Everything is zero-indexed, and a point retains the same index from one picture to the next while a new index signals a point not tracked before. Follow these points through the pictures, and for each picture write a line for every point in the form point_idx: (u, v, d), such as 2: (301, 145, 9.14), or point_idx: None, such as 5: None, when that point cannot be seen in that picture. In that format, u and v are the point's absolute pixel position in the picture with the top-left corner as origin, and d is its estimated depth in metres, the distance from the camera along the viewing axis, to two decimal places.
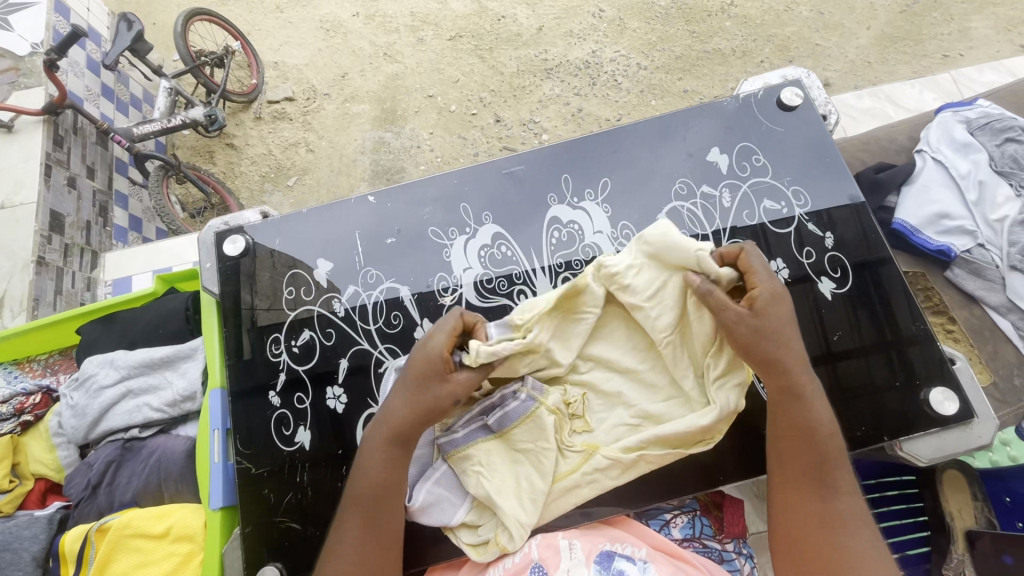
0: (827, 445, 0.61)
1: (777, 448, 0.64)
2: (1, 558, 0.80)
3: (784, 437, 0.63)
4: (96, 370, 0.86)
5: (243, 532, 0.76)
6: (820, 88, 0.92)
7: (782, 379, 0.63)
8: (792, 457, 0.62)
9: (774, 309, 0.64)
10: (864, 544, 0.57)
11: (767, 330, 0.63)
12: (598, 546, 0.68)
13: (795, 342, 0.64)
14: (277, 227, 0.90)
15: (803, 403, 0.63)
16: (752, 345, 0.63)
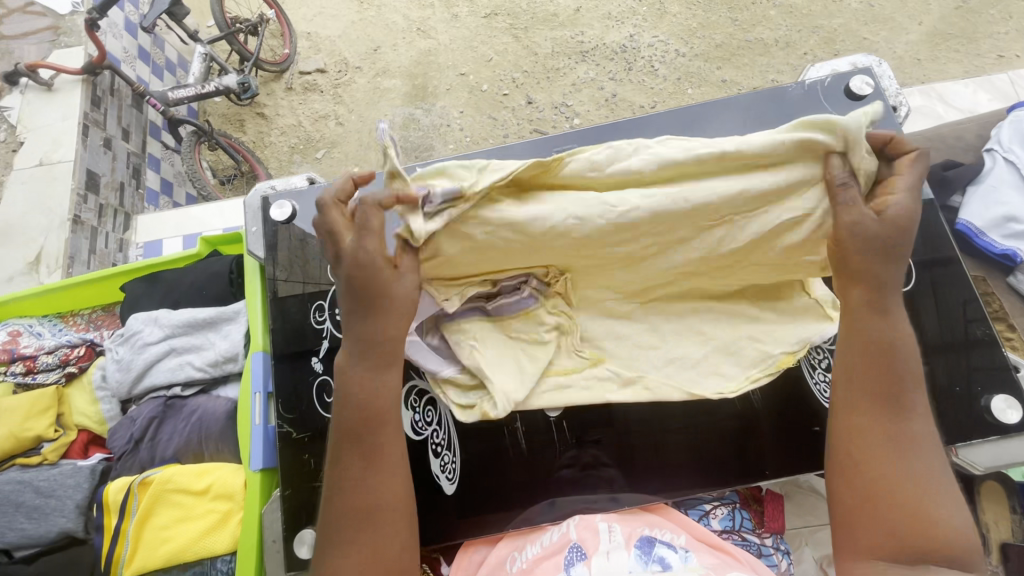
0: (908, 371, 0.55)
1: (847, 366, 0.56)
2: (46, 503, 0.83)
3: (864, 352, 0.55)
4: (141, 327, 0.87)
5: (282, 496, 0.76)
6: (891, 78, 0.89)
7: (871, 294, 0.56)
8: (867, 376, 0.55)
9: (902, 218, 0.55)
10: (928, 470, 0.52)
11: (880, 242, 0.55)
12: (638, 533, 0.66)
13: (902, 260, 0.56)
14: (324, 194, 0.90)
15: (886, 322, 0.55)
16: (856, 255, 0.55)
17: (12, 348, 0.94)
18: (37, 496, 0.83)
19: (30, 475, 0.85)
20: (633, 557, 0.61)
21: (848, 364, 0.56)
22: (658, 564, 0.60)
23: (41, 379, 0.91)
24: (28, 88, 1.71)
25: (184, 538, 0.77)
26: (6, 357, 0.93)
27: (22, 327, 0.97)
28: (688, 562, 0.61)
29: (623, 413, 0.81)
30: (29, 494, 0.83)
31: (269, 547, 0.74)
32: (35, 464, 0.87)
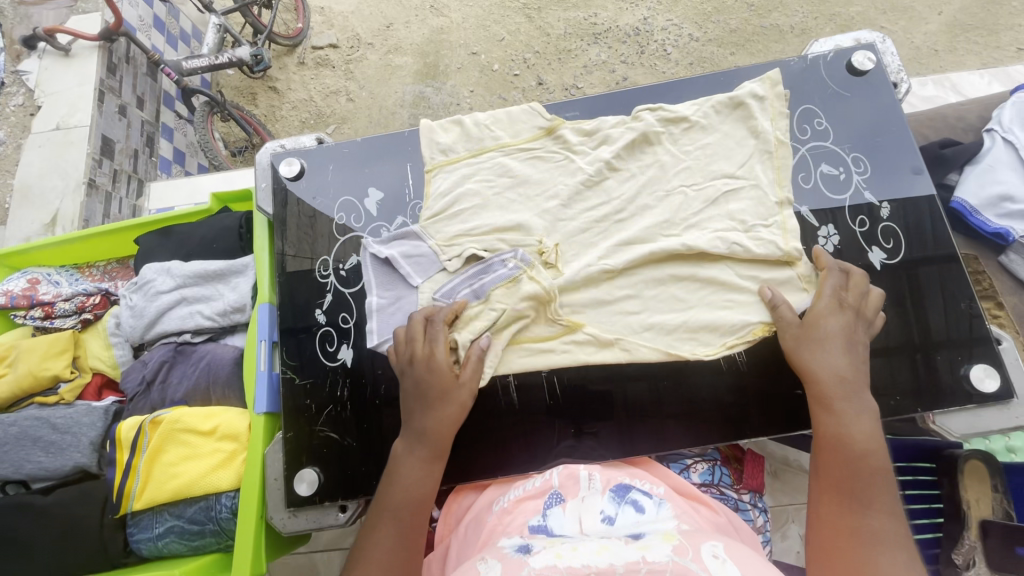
0: (869, 460, 0.62)
1: (816, 461, 0.66)
2: (63, 439, 0.88)
3: (822, 449, 0.65)
4: (153, 276, 0.91)
5: (284, 437, 0.81)
6: (894, 54, 0.89)
7: (829, 390, 0.67)
8: (829, 469, 0.63)
9: (826, 322, 0.70)
10: (894, 566, 0.56)
11: (817, 342, 0.69)
12: (616, 479, 0.70)
13: (841, 355, 0.68)
14: (332, 154, 0.93)
15: (849, 414, 0.65)
16: (800, 354, 0.70)
17: (31, 295, 0.97)
18: (54, 432, 0.88)
19: (47, 412, 0.90)
20: (608, 499, 0.66)
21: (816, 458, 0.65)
22: (630, 505, 0.65)
23: (58, 325, 0.96)
24: (47, 53, 1.76)
25: (192, 474, 0.81)
26: (25, 303, 0.97)
27: (40, 276, 1.01)
28: (660, 509, 0.65)
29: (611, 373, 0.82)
30: (46, 430, 0.88)
31: (271, 486, 0.79)
32: (52, 403, 0.91)
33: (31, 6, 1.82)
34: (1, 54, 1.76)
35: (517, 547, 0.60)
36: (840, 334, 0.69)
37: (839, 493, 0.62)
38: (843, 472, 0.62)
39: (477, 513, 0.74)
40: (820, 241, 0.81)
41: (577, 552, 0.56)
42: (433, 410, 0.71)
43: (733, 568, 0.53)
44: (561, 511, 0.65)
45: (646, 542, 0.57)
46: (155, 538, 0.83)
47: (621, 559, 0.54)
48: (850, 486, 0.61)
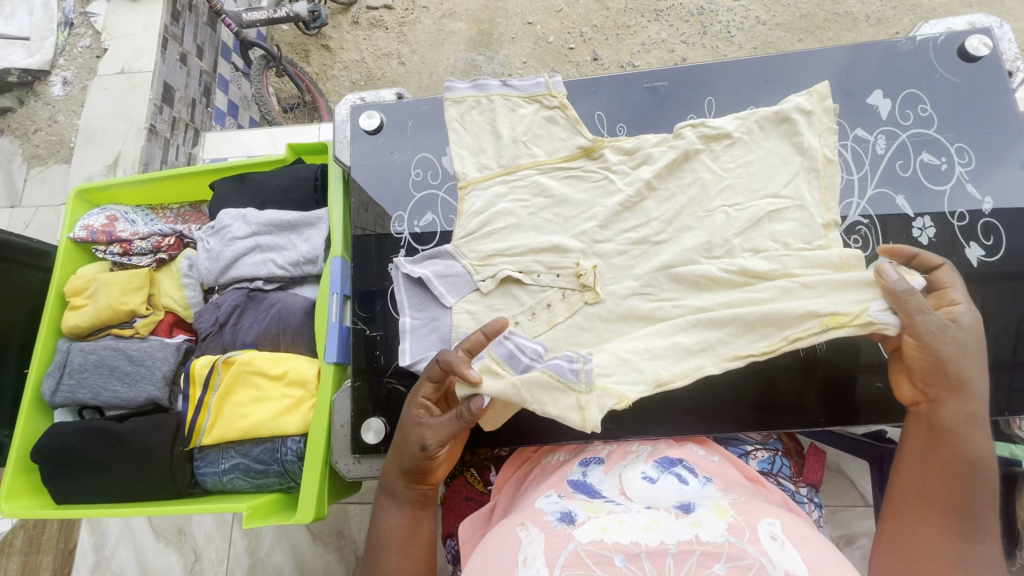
0: (984, 484, 0.62)
1: (925, 467, 0.64)
2: (137, 370, 0.91)
3: (940, 461, 0.63)
4: (230, 222, 0.93)
5: (353, 385, 0.82)
6: (1011, 41, 0.83)
7: (969, 408, 0.64)
8: (941, 482, 0.63)
9: (971, 331, 0.66)
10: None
11: (960, 346, 0.65)
12: (664, 453, 0.74)
13: (980, 374, 0.65)
14: (410, 108, 0.91)
15: (974, 432, 0.63)
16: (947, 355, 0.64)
17: (109, 232, 1.00)
18: (129, 363, 0.91)
19: (123, 344, 0.93)
20: (651, 467, 0.70)
21: (924, 467, 0.64)
22: (675, 473, 0.68)
23: (135, 262, 0.99)
24: None
25: (260, 415, 0.84)
26: (104, 239, 0.99)
27: (118, 214, 1.03)
28: (705, 484, 0.66)
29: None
30: (123, 360, 0.91)
31: (337, 431, 0.81)
32: (128, 336, 0.95)
33: None
34: None
35: (560, 514, 0.60)
36: (974, 350, 0.65)
37: (943, 508, 0.62)
38: (954, 487, 0.62)
39: (523, 472, 0.79)
40: (913, 234, 0.78)
41: (625, 526, 0.56)
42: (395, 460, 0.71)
43: (792, 550, 0.53)
44: (602, 473, 0.71)
45: (699, 518, 0.57)
46: (222, 473, 0.86)
47: (673, 537, 0.54)
48: (957, 505, 0.62)
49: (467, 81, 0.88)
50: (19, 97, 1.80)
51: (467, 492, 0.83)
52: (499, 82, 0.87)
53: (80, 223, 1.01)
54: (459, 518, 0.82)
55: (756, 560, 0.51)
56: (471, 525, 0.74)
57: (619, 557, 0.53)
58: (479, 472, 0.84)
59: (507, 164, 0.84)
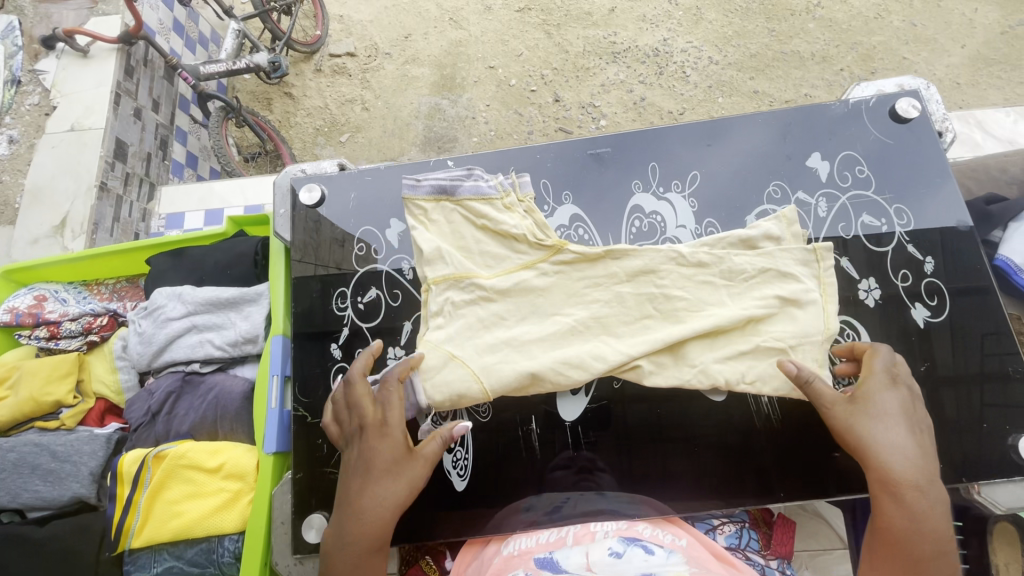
0: (933, 551, 0.55)
1: (872, 546, 0.58)
2: (61, 467, 0.84)
3: (883, 533, 0.57)
4: (164, 302, 0.88)
5: (293, 478, 0.77)
6: (939, 102, 0.85)
7: (899, 475, 0.58)
8: (893, 564, 0.56)
9: (881, 399, 0.63)
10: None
11: (870, 413, 0.62)
12: (631, 531, 0.69)
13: (909, 437, 0.60)
14: (354, 181, 0.89)
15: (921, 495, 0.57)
16: (857, 434, 0.61)
17: (37, 313, 0.95)
18: (52, 460, 0.84)
19: (47, 438, 0.86)
20: (617, 539, 0.67)
21: (875, 549, 0.58)
22: (639, 544, 0.65)
23: (64, 346, 0.92)
24: (64, 54, 1.75)
25: (193, 515, 0.78)
26: (31, 321, 0.94)
27: (48, 293, 0.98)
28: (670, 555, 0.63)
29: (627, 411, 0.79)
30: (46, 458, 0.84)
31: (277, 530, 0.75)
32: (53, 428, 0.88)
33: (50, 5, 1.85)
34: (20, 52, 1.78)
35: None
36: (896, 413, 0.62)
37: (894, 574, 0.55)
38: (902, 545, 0.56)
39: (479, 568, 0.71)
40: (859, 296, 0.78)
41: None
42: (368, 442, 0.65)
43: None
44: (566, 553, 0.65)
45: None
46: None
47: None
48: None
49: (434, 179, 0.77)
50: None
51: None
52: (471, 181, 0.76)
53: (5, 305, 0.95)
54: None
55: None
56: None
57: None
58: (435, 559, 0.79)
59: (492, 267, 0.76)
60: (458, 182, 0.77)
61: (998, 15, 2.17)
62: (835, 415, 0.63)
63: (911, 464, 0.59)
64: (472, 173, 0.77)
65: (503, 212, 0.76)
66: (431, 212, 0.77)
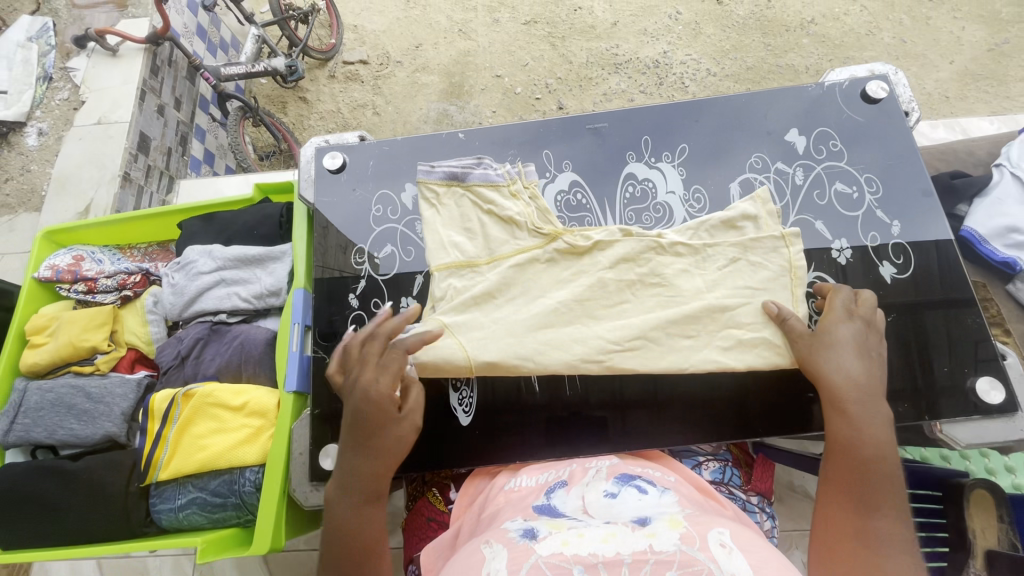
0: (878, 464, 0.64)
1: (827, 464, 0.67)
2: (95, 407, 0.91)
3: (834, 451, 0.66)
4: (196, 258, 0.96)
5: (312, 414, 0.83)
6: (907, 86, 0.93)
7: (845, 393, 0.68)
8: (840, 475, 0.65)
9: (837, 330, 0.72)
10: (899, 565, 0.57)
11: (829, 341, 0.71)
12: (622, 469, 0.74)
13: (856, 361, 0.70)
14: (373, 149, 0.97)
15: (860, 411, 0.67)
16: (812, 363, 0.71)
17: (75, 271, 1.02)
18: (87, 401, 0.91)
19: (83, 381, 0.93)
20: (612, 482, 0.70)
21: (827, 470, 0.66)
22: (633, 485, 0.69)
23: (100, 299, 1.00)
24: (95, 53, 1.86)
25: (219, 448, 0.84)
26: (69, 278, 1.01)
27: (85, 254, 1.05)
28: (663, 493, 0.66)
29: None
30: (82, 398, 0.91)
31: (295, 459, 0.81)
32: (88, 372, 0.95)
33: (84, 8, 1.96)
34: (53, 51, 1.89)
35: (523, 530, 0.60)
36: (845, 342, 0.71)
37: (841, 486, 0.64)
38: (848, 459, 0.65)
39: (484, 499, 0.77)
40: (832, 254, 0.85)
41: (584, 539, 0.56)
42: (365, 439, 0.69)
43: (739, 556, 0.53)
44: (564, 494, 0.69)
45: (654, 528, 0.57)
46: (178, 509, 0.86)
47: (629, 548, 0.54)
48: (856, 486, 0.63)
49: (445, 167, 0.83)
50: None
51: (429, 513, 0.83)
52: (481, 169, 0.83)
53: (46, 263, 1.03)
54: (419, 540, 0.82)
55: (706, 566, 0.51)
56: (434, 552, 0.72)
57: (578, 569, 0.52)
58: (439, 491, 0.85)
59: (493, 250, 0.79)
60: (466, 172, 0.83)
61: (983, 33, 2.28)
62: (796, 346, 0.72)
63: (855, 383, 0.68)
64: (479, 163, 0.83)
65: (509, 199, 0.81)
66: (442, 196, 0.82)
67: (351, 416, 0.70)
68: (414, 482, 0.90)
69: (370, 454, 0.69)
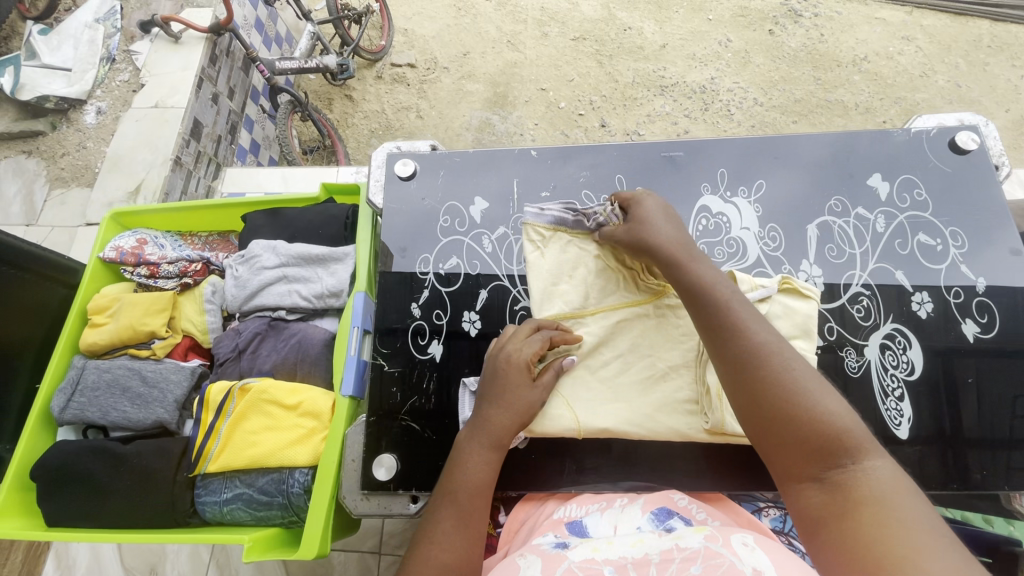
0: (786, 398, 0.54)
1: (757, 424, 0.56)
2: (149, 392, 0.91)
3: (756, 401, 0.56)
4: (260, 252, 0.96)
5: (366, 421, 0.83)
6: (997, 138, 0.91)
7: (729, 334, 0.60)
8: (770, 426, 0.55)
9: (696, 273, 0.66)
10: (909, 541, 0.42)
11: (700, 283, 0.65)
12: (659, 503, 0.72)
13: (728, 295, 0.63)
14: (444, 160, 0.96)
15: (768, 349, 0.58)
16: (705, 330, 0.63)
17: (138, 254, 1.03)
18: (142, 384, 0.92)
19: (139, 364, 0.94)
20: (647, 518, 0.68)
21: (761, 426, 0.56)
22: (668, 525, 0.66)
23: (160, 284, 1.01)
24: (159, 38, 1.90)
25: (273, 445, 0.84)
26: (132, 260, 1.02)
27: (149, 238, 1.06)
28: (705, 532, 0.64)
29: None
30: (137, 381, 0.92)
31: (348, 465, 0.81)
32: (144, 356, 0.96)
33: None
34: (118, 34, 1.93)
35: (555, 545, 0.60)
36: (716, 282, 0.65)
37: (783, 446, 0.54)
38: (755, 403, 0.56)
39: (532, 526, 0.75)
40: (912, 307, 0.83)
41: (613, 546, 0.56)
42: (494, 399, 0.72)
43: (764, 554, 0.48)
44: (597, 519, 0.70)
45: (680, 534, 0.55)
46: (222, 502, 0.85)
47: (655, 550, 0.53)
48: (791, 440, 0.53)
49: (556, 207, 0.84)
50: (52, 123, 1.86)
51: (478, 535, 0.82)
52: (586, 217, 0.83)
53: (111, 244, 1.04)
54: None
55: (729, 558, 0.47)
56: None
57: (608, 568, 0.52)
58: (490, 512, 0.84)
59: (600, 301, 0.80)
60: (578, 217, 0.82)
61: None
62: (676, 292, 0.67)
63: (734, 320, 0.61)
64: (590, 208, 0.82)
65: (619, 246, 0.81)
66: (548, 240, 0.82)
67: (489, 379, 0.74)
68: None
69: (500, 408, 0.71)
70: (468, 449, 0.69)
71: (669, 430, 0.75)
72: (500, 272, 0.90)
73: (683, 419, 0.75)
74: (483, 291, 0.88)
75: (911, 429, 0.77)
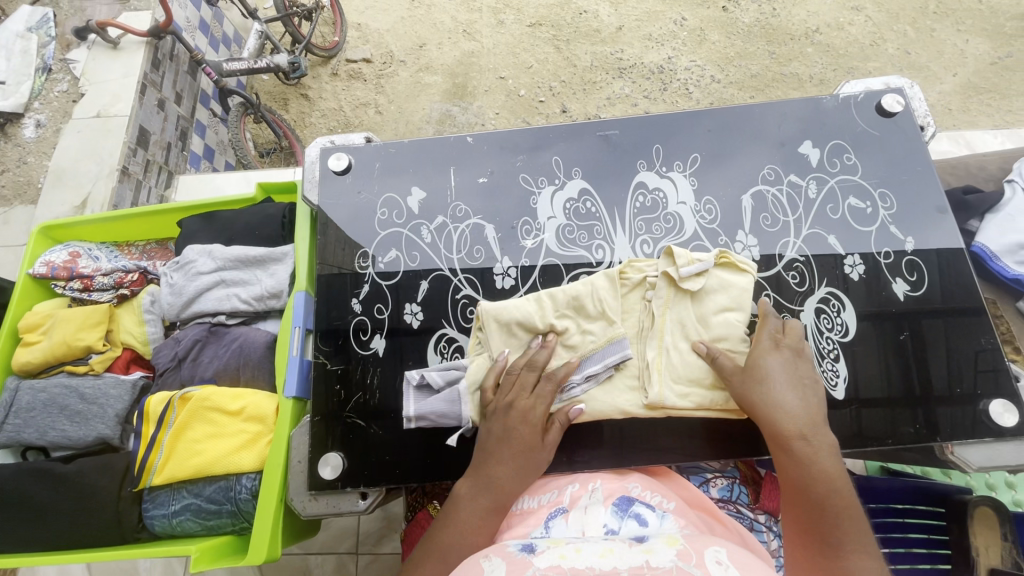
0: (825, 501, 0.60)
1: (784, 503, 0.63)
2: (88, 409, 0.89)
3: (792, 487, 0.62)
4: (196, 258, 0.94)
5: (311, 421, 0.82)
6: (922, 100, 0.92)
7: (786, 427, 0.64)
8: (796, 511, 0.61)
9: (767, 363, 0.69)
10: None
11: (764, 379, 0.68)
12: (618, 493, 0.71)
13: (787, 395, 0.66)
14: (379, 152, 0.95)
15: (825, 454, 0.62)
16: (748, 398, 0.67)
17: (71, 267, 0.99)
18: (80, 402, 0.89)
19: (77, 381, 0.91)
20: (610, 512, 0.66)
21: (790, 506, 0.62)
22: (633, 518, 0.64)
23: (95, 297, 0.98)
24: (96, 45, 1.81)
25: (217, 452, 0.82)
26: (64, 274, 0.99)
27: (81, 250, 1.03)
28: (664, 521, 0.64)
29: None
30: (74, 399, 0.89)
31: (294, 468, 0.80)
32: (82, 372, 0.92)
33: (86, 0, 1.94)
34: (53, 42, 1.85)
35: (521, 548, 0.57)
36: (777, 373, 0.68)
37: (800, 527, 0.60)
38: (792, 486, 0.62)
39: None
40: (844, 270, 0.84)
41: (581, 554, 0.53)
42: (504, 461, 0.69)
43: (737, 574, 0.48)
44: (562, 521, 0.65)
45: (651, 545, 0.53)
46: (170, 515, 0.83)
47: (626, 562, 0.50)
48: (810, 523, 0.60)
49: None
50: None
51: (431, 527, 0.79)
52: None
53: (41, 260, 1.01)
54: None
55: None
56: None
57: None
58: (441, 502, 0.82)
59: None
60: None
61: (988, 47, 2.28)
62: (731, 382, 0.70)
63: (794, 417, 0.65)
64: None
65: None
66: None
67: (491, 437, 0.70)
68: (414, 492, 0.86)
69: (510, 469, 0.69)
70: (469, 504, 0.67)
71: (611, 408, 0.74)
72: (440, 261, 0.89)
73: (625, 395, 0.75)
74: (423, 282, 0.87)
75: (847, 389, 0.79)
